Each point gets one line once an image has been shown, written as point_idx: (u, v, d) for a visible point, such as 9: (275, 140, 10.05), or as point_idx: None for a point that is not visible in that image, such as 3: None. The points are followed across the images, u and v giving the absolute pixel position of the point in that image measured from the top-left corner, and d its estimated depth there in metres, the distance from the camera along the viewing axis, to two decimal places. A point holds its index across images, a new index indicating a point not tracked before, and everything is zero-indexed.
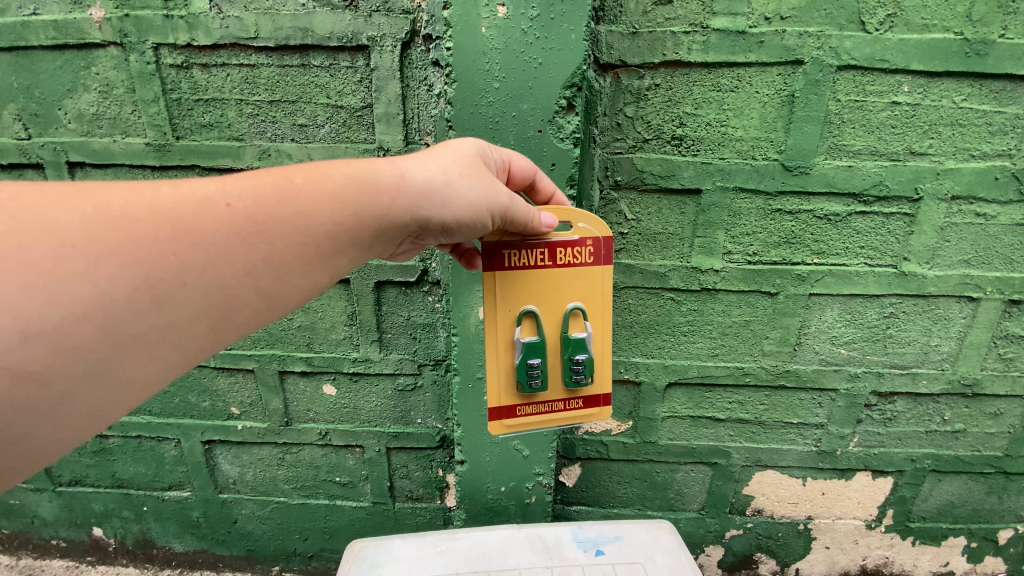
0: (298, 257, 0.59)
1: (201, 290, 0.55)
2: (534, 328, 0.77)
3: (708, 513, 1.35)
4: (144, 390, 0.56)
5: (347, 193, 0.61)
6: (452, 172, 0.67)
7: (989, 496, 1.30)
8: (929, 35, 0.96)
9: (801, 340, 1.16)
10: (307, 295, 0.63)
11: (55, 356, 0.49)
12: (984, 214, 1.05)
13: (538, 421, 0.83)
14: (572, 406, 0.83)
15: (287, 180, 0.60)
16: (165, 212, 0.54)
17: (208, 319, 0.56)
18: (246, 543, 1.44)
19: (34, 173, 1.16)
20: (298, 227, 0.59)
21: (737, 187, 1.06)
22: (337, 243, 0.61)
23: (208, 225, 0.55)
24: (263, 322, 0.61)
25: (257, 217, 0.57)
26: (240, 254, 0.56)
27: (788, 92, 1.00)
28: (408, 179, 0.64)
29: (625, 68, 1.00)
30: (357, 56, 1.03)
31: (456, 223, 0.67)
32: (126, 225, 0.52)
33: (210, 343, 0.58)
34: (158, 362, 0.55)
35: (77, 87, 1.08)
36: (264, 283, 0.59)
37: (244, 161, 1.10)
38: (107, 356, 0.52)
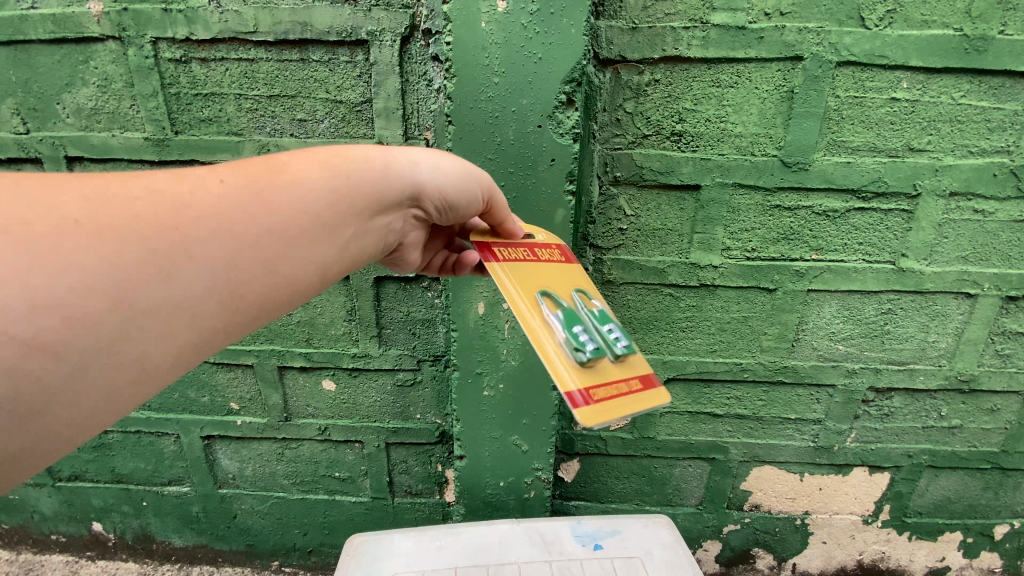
0: (313, 223, 0.57)
1: (223, 258, 0.50)
2: (555, 301, 0.71)
3: (705, 509, 1.36)
4: (158, 377, 0.49)
5: (346, 169, 0.62)
6: (434, 154, 0.71)
7: (985, 492, 1.31)
8: (928, 32, 0.96)
9: (799, 336, 1.17)
10: (323, 271, 0.59)
11: (65, 329, 0.42)
12: (982, 211, 1.06)
13: (609, 407, 0.63)
14: (635, 387, 0.68)
15: (285, 158, 0.59)
16: (165, 187, 0.50)
17: (229, 292, 0.51)
18: (246, 538, 1.44)
19: (32, 168, 1.16)
20: (306, 194, 0.57)
21: (736, 183, 1.06)
22: (347, 211, 0.60)
23: (214, 195, 0.51)
24: (282, 302, 0.57)
25: (265, 186, 0.55)
26: (255, 220, 0.53)
27: (787, 88, 1.00)
28: (397, 158, 0.67)
29: (624, 64, 1.00)
30: (356, 51, 1.02)
31: (455, 191, 0.70)
32: (127, 199, 0.48)
33: (227, 323, 0.52)
34: (174, 340, 0.48)
35: (75, 81, 1.07)
36: (283, 256, 0.54)
37: (243, 156, 1.10)
38: (118, 330, 0.45)
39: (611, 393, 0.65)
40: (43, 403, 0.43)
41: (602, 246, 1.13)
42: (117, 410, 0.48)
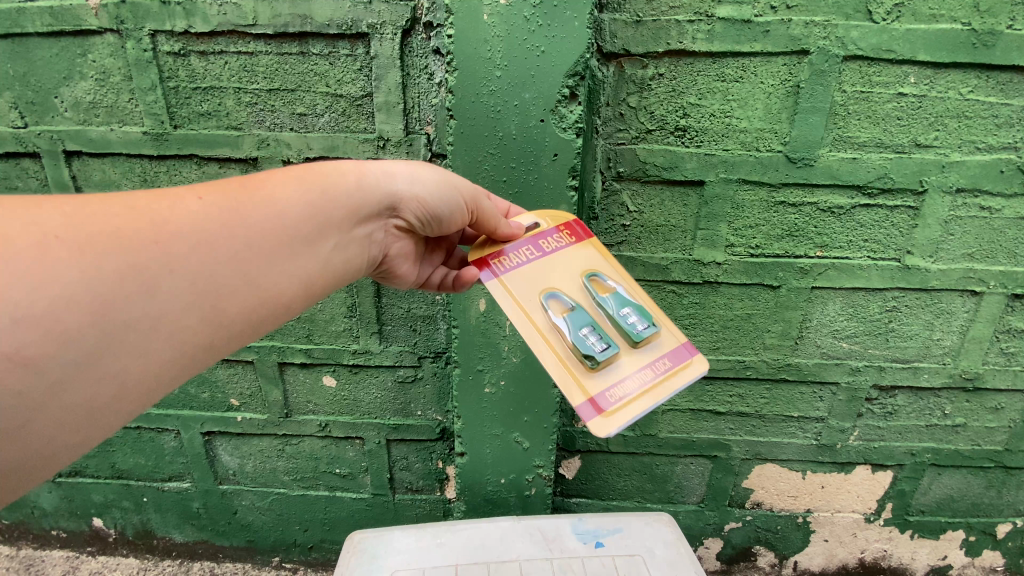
0: (279, 241, 0.62)
1: (193, 276, 0.56)
2: (562, 305, 0.76)
3: (707, 506, 1.35)
4: (141, 390, 0.54)
5: (315, 184, 0.67)
6: (411, 164, 0.76)
7: (988, 490, 1.31)
8: (937, 26, 0.94)
9: (803, 334, 1.16)
10: (293, 284, 0.65)
11: (48, 343, 0.48)
12: (988, 208, 1.05)
13: (640, 397, 0.70)
14: (665, 367, 0.74)
15: (253, 178, 0.65)
16: (140, 209, 0.55)
17: (203, 308, 0.57)
18: (246, 534, 1.44)
19: (29, 162, 1.14)
20: (272, 213, 0.63)
21: (740, 179, 1.05)
22: (314, 226, 0.66)
23: (185, 217, 0.57)
24: (257, 316, 0.62)
25: (234, 204, 0.61)
26: (222, 239, 0.58)
27: (793, 83, 0.99)
28: (368, 171, 0.72)
29: (628, 58, 0.99)
30: (357, 44, 1.01)
31: (429, 200, 0.75)
32: (104, 220, 0.53)
33: (204, 338, 0.58)
34: (153, 354, 0.54)
35: (73, 75, 1.06)
36: (253, 270, 0.60)
37: (242, 150, 1.09)
38: (98, 344, 0.50)
39: (637, 380, 0.72)
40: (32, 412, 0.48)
41: (605, 242, 1.12)
42: (105, 421, 0.53)
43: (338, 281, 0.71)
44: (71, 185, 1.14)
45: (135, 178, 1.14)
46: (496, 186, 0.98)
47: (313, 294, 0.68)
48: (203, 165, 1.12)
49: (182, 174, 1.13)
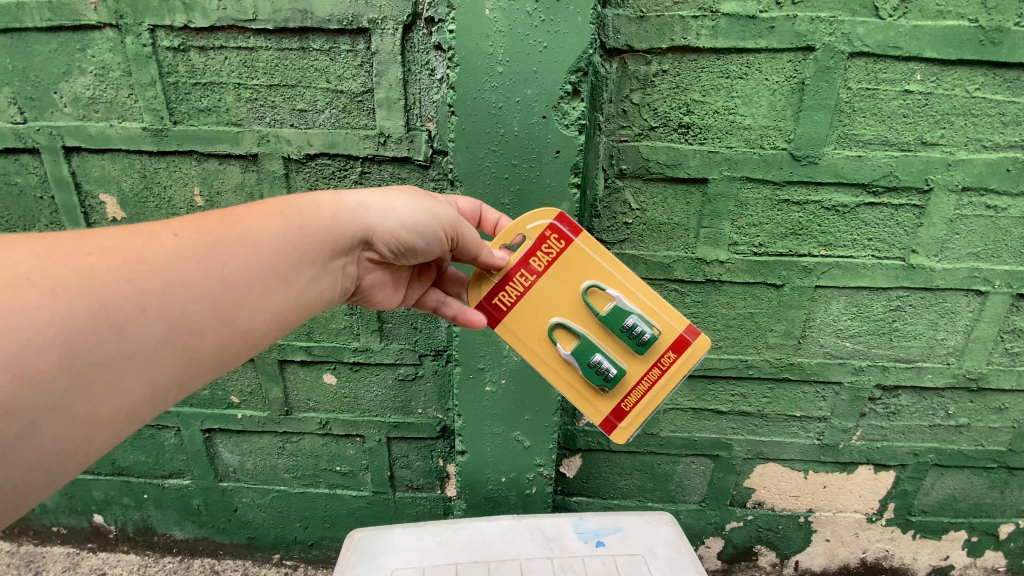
0: (255, 278, 0.63)
1: (167, 316, 0.56)
2: (568, 333, 0.79)
3: (708, 505, 1.35)
4: (111, 430, 0.55)
5: (293, 216, 0.67)
6: (392, 192, 0.76)
7: (991, 491, 1.30)
8: (944, 23, 0.93)
9: (806, 333, 1.15)
10: (267, 318, 0.65)
11: (21, 388, 0.48)
12: (994, 207, 1.04)
13: (650, 401, 0.81)
14: (668, 362, 0.79)
15: (231, 212, 0.65)
16: (115, 247, 0.55)
17: (175, 346, 0.57)
18: (247, 531, 1.44)
19: (28, 158, 1.13)
20: (249, 248, 0.63)
21: (744, 177, 1.04)
22: (290, 261, 0.66)
23: (161, 254, 0.57)
24: (230, 351, 0.63)
25: (211, 240, 0.61)
26: (199, 275, 0.58)
27: (798, 80, 0.98)
28: (348, 201, 0.72)
29: (631, 53, 0.98)
30: (357, 39, 1.00)
31: (405, 232, 0.74)
32: (78, 258, 0.53)
33: (176, 376, 0.58)
34: (126, 393, 0.54)
35: (72, 70, 1.06)
36: (227, 307, 0.61)
37: (242, 146, 1.08)
38: (70, 385, 0.51)
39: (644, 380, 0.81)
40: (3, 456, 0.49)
41: (607, 240, 1.11)
42: (75, 460, 0.54)
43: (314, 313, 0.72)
44: (71, 181, 1.14)
45: (135, 174, 1.13)
46: (497, 183, 0.98)
47: (287, 326, 0.69)
48: (203, 161, 1.11)
49: (182, 170, 1.12)
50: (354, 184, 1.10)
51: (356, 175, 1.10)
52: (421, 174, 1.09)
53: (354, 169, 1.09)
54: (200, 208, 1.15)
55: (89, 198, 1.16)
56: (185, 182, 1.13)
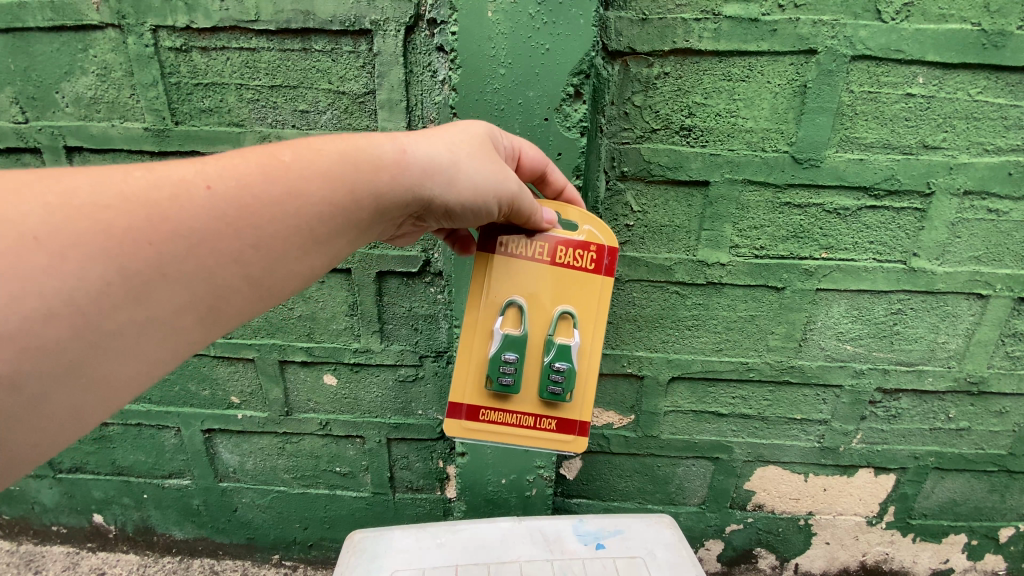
0: (289, 241, 0.58)
1: (187, 283, 0.53)
2: (517, 320, 0.77)
3: (708, 508, 1.35)
4: (129, 390, 0.55)
5: (343, 170, 0.61)
6: (458, 153, 0.67)
7: (991, 495, 1.30)
8: (946, 26, 0.93)
9: (807, 336, 1.15)
10: (301, 280, 0.62)
11: (28, 358, 0.48)
12: (996, 210, 1.04)
13: (499, 432, 0.81)
14: (544, 426, 0.81)
15: (275, 157, 0.59)
16: (139, 198, 0.52)
17: (195, 311, 0.55)
18: (246, 531, 1.44)
19: (30, 157, 1.13)
20: (289, 207, 0.58)
21: (745, 179, 1.04)
22: (332, 223, 0.61)
23: (188, 212, 0.53)
24: (257, 309, 0.61)
25: (246, 194, 0.56)
26: (224, 237, 0.54)
27: (800, 82, 0.98)
28: (408, 156, 0.64)
29: (633, 55, 0.98)
30: (359, 41, 1.00)
31: (459, 205, 0.67)
32: (95, 214, 0.50)
33: (194, 337, 0.57)
34: (141, 356, 0.54)
35: (74, 70, 1.06)
36: (256, 271, 0.57)
37: (243, 147, 1.08)
38: (82, 351, 0.50)
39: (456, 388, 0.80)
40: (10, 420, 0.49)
41: None
42: (90, 420, 0.54)
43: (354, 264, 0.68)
44: None
45: None
46: None
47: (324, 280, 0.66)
48: None
49: None
50: None
51: None
52: None
53: None
54: None
55: None
56: None
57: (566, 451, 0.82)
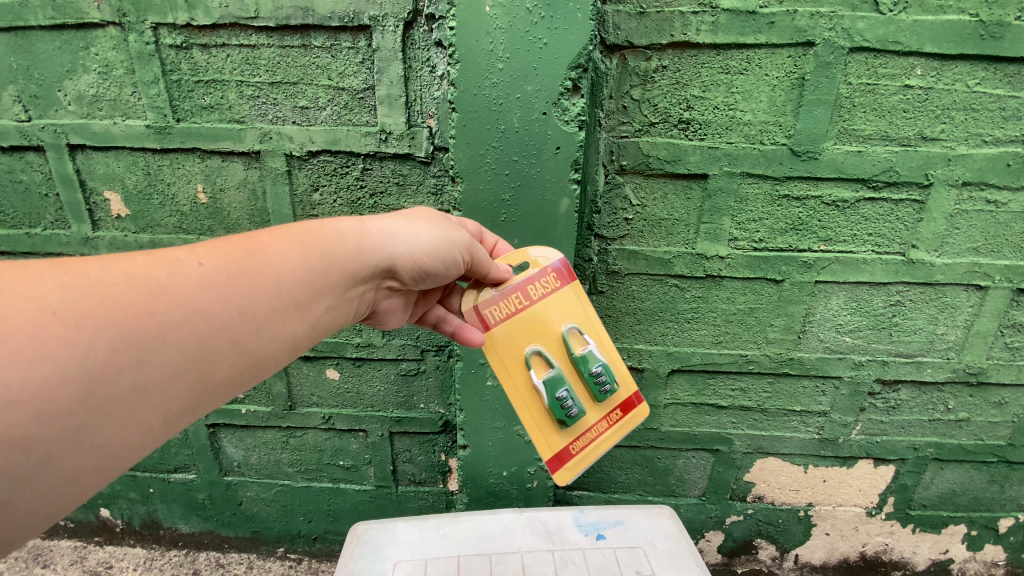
0: (275, 307, 0.64)
1: (185, 346, 0.57)
2: (544, 363, 0.82)
3: (708, 499, 1.36)
4: (122, 458, 0.56)
5: (314, 241, 0.69)
6: (412, 219, 0.78)
7: (991, 485, 1.30)
8: (943, 17, 0.93)
9: (806, 328, 1.16)
10: (281, 346, 0.66)
11: (41, 423, 0.49)
12: (994, 201, 1.04)
13: (589, 451, 0.83)
14: (614, 418, 0.85)
15: (255, 239, 0.66)
16: (141, 274, 0.56)
17: (188, 377, 0.58)
18: (251, 525, 1.46)
19: (33, 154, 1.14)
20: (273, 277, 0.64)
21: (744, 172, 1.04)
22: (309, 290, 0.67)
23: (186, 285, 0.58)
24: (242, 377, 0.63)
25: (239, 268, 0.62)
26: (219, 305, 0.59)
27: (798, 75, 0.98)
28: (368, 228, 0.74)
29: (631, 49, 0.98)
30: (358, 36, 1.01)
31: (425, 258, 0.77)
32: (102, 288, 0.53)
33: (188, 403, 0.59)
34: (138, 422, 0.55)
35: (76, 68, 1.06)
36: (243, 336, 0.62)
37: (244, 144, 1.09)
38: (86, 418, 0.52)
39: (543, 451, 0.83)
40: (16, 485, 0.49)
41: (607, 237, 1.11)
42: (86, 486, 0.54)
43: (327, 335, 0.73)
44: (76, 178, 1.14)
45: (139, 171, 1.14)
46: (497, 179, 0.98)
47: (301, 350, 0.70)
48: (206, 159, 1.11)
49: (186, 167, 1.12)
50: (356, 180, 1.11)
51: (358, 171, 1.10)
52: (423, 170, 1.10)
53: (356, 165, 1.10)
54: (203, 205, 1.15)
55: (93, 195, 1.16)
56: (188, 179, 1.13)
57: (639, 422, 0.86)
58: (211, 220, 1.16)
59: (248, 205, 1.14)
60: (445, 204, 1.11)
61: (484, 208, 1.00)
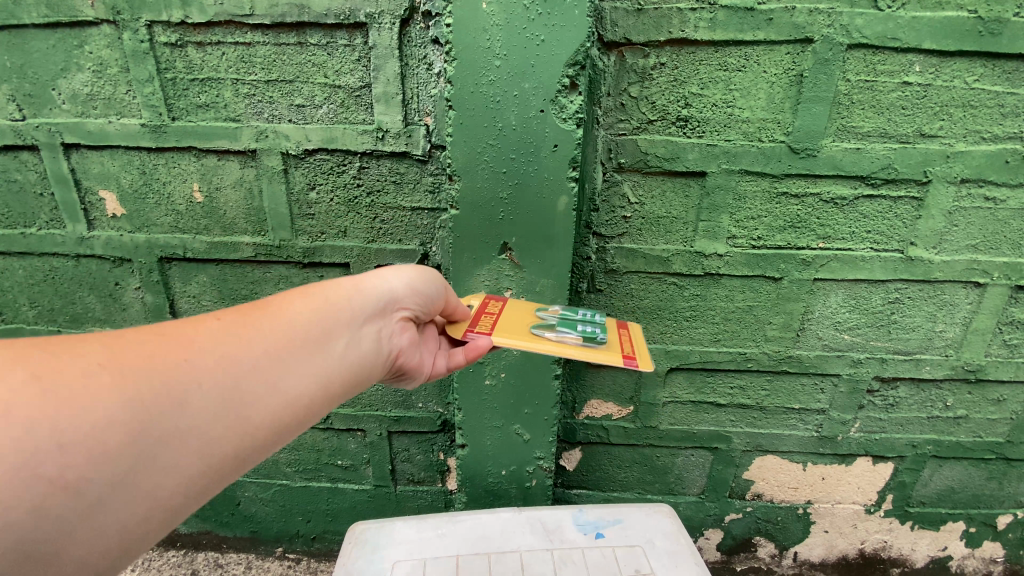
0: (300, 346, 0.63)
1: (220, 383, 0.55)
2: (546, 325, 0.86)
3: (707, 497, 1.36)
4: (173, 513, 0.52)
5: (318, 292, 0.70)
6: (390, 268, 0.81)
7: (989, 482, 1.31)
8: (942, 13, 0.93)
9: (805, 326, 1.16)
10: (319, 390, 0.64)
11: (91, 466, 0.46)
12: (992, 198, 1.04)
13: (639, 351, 0.85)
14: (626, 333, 0.91)
15: (262, 300, 0.66)
16: (162, 330, 0.56)
17: (231, 418, 0.55)
18: (249, 525, 1.46)
19: (27, 154, 1.13)
20: (289, 321, 0.64)
21: (742, 170, 1.04)
22: (327, 327, 0.67)
23: (207, 335, 0.57)
24: (283, 423, 0.60)
25: (252, 318, 0.62)
26: (244, 349, 0.59)
27: (796, 72, 0.98)
28: (362, 277, 0.76)
29: (629, 47, 0.98)
30: (355, 34, 1.00)
31: (417, 287, 0.80)
32: (128, 341, 0.53)
33: (234, 450, 0.56)
34: (188, 468, 0.52)
35: (70, 67, 1.05)
36: (275, 377, 0.60)
37: (240, 142, 1.08)
38: (138, 461, 0.49)
39: (611, 358, 0.79)
40: (68, 537, 0.45)
41: (606, 235, 1.11)
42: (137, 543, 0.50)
43: (357, 386, 0.70)
44: (70, 178, 1.13)
45: (134, 171, 1.13)
46: (495, 178, 0.98)
47: (336, 398, 0.67)
48: (202, 158, 1.11)
49: (181, 166, 1.12)
50: (353, 179, 1.10)
51: (355, 170, 1.10)
52: (420, 169, 1.09)
53: (353, 164, 1.09)
54: (199, 204, 1.14)
55: (88, 194, 1.15)
56: (184, 178, 1.12)
57: (640, 330, 0.95)
58: (207, 219, 1.15)
59: (244, 205, 1.13)
60: (442, 202, 1.11)
61: (482, 207, 1.00)
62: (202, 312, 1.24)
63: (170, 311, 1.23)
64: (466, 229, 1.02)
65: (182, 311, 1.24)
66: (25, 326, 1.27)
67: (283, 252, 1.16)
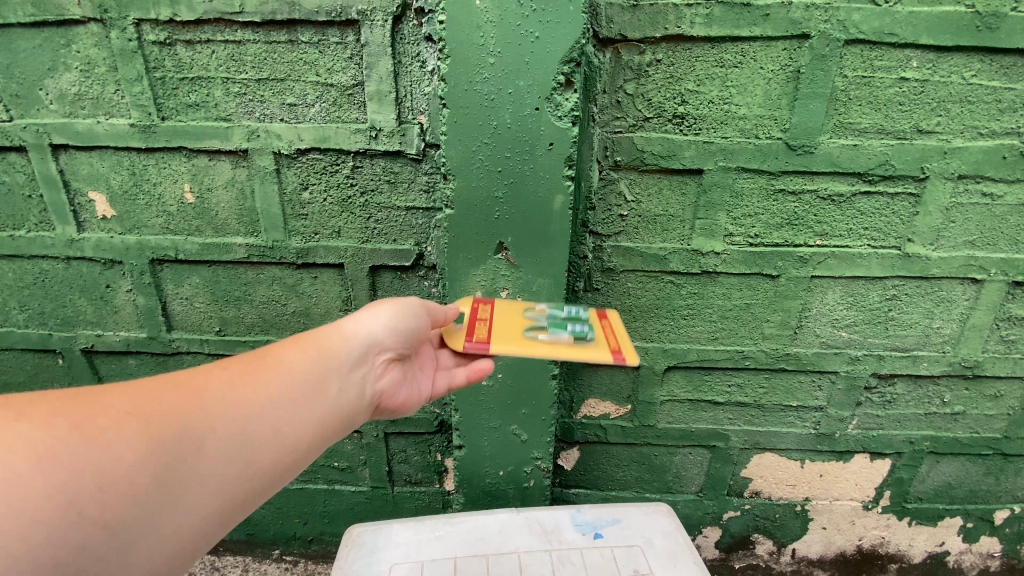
0: (301, 391, 0.64)
1: (229, 427, 0.57)
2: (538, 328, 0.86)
3: (705, 495, 1.36)
4: (188, 554, 0.53)
5: (311, 337, 0.71)
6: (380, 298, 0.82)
7: (986, 477, 1.31)
8: (940, 8, 0.92)
9: (802, 324, 1.15)
10: (317, 429, 0.65)
11: (124, 503, 0.47)
12: (990, 194, 1.03)
13: (626, 342, 0.85)
14: (608, 325, 0.92)
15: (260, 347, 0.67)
16: (170, 378, 0.57)
17: (241, 459, 0.57)
18: (245, 528, 1.46)
19: (14, 155, 1.11)
20: (287, 367, 0.65)
21: (739, 167, 1.03)
22: (323, 372, 0.68)
23: (215, 382, 0.59)
24: (286, 463, 0.62)
25: (255, 365, 0.63)
26: (248, 393, 0.60)
27: (793, 68, 0.97)
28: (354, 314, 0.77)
29: (625, 43, 0.96)
30: (346, 31, 0.99)
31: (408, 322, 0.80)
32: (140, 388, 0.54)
33: (244, 488, 0.57)
34: (203, 508, 0.53)
35: (57, 66, 1.03)
36: (279, 420, 0.61)
37: (231, 142, 1.06)
38: (161, 504, 0.50)
39: (605, 355, 0.79)
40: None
41: (602, 233, 1.10)
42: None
43: (350, 425, 0.72)
44: (59, 179, 1.11)
45: (124, 171, 1.11)
46: (490, 177, 0.97)
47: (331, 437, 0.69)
48: (193, 158, 1.09)
49: (172, 166, 1.10)
50: (346, 178, 1.09)
51: (348, 169, 1.08)
52: (414, 168, 1.08)
53: (346, 163, 1.08)
54: (191, 205, 1.13)
55: (78, 196, 1.13)
56: (175, 179, 1.11)
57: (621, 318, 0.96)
58: (199, 220, 1.14)
59: (236, 206, 1.12)
60: (437, 202, 1.10)
61: (477, 206, 0.99)
62: (195, 315, 1.22)
63: (161, 313, 1.22)
64: (461, 228, 1.01)
65: (174, 313, 1.22)
66: (14, 330, 1.25)
67: (276, 253, 1.15)
